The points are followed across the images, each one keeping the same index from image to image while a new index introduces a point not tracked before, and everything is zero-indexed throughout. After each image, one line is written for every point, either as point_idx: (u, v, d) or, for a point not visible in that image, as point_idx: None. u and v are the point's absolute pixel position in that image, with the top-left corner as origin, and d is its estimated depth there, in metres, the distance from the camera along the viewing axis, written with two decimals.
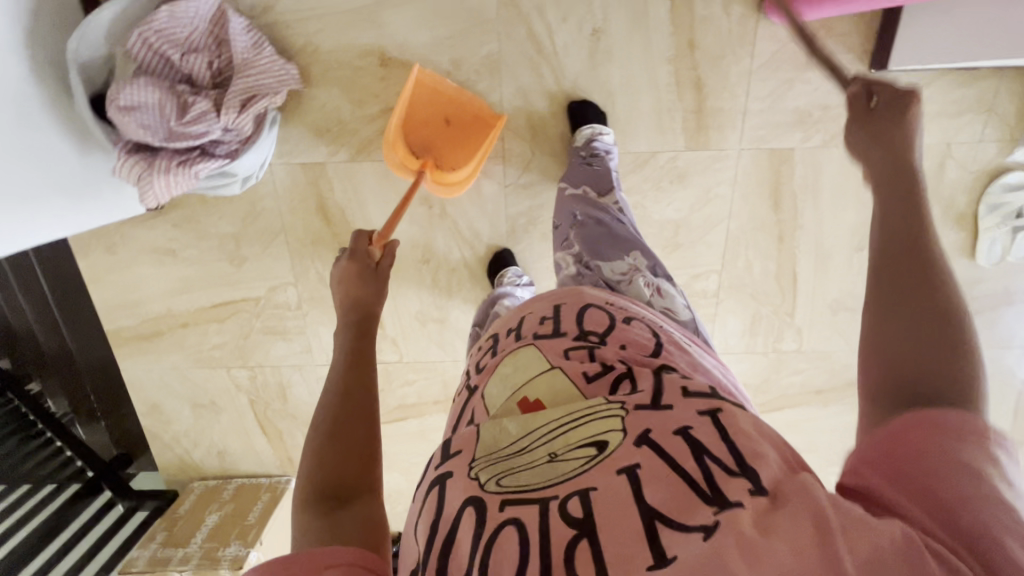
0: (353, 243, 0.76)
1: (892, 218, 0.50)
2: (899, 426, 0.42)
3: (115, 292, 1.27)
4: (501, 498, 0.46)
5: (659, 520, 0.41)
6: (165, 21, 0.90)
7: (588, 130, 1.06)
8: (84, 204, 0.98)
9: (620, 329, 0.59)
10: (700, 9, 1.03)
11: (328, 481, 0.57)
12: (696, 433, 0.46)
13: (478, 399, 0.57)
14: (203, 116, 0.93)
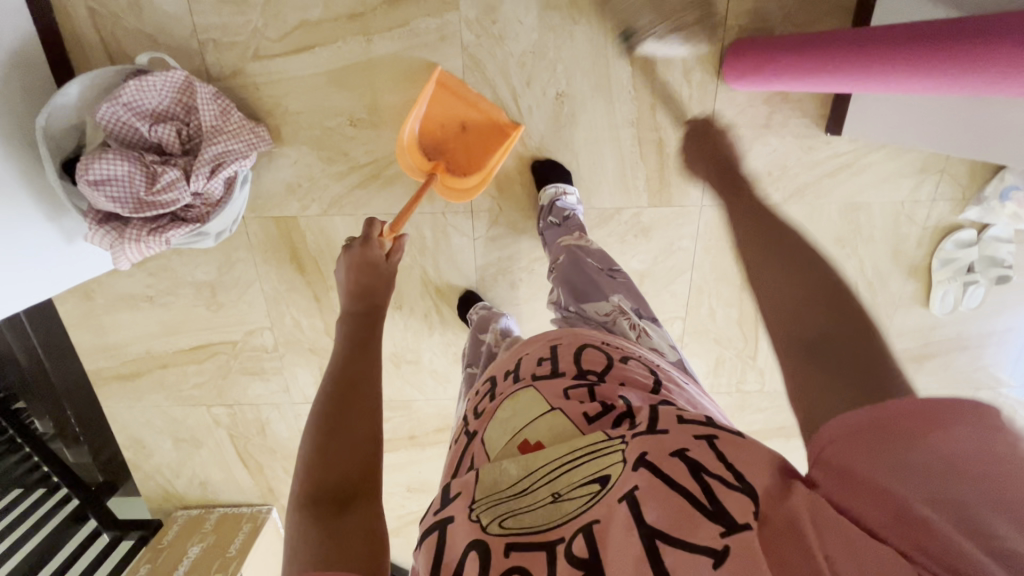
0: (366, 231, 0.82)
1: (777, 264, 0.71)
2: (856, 425, 0.44)
3: (95, 335, 1.31)
4: (505, 543, 0.46)
5: (663, 543, 0.41)
6: (132, 95, 0.92)
7: (553, 189, 1.08)
8: (52, 266, 1.00)
9: (619, 367, 0.60)
10: (662, 74, 1.05)
11: (327, 480, 0.54)
12: (694, 455, 0.46)
13: (478, 445, 0.57)
14: (173, 185, 0.95)
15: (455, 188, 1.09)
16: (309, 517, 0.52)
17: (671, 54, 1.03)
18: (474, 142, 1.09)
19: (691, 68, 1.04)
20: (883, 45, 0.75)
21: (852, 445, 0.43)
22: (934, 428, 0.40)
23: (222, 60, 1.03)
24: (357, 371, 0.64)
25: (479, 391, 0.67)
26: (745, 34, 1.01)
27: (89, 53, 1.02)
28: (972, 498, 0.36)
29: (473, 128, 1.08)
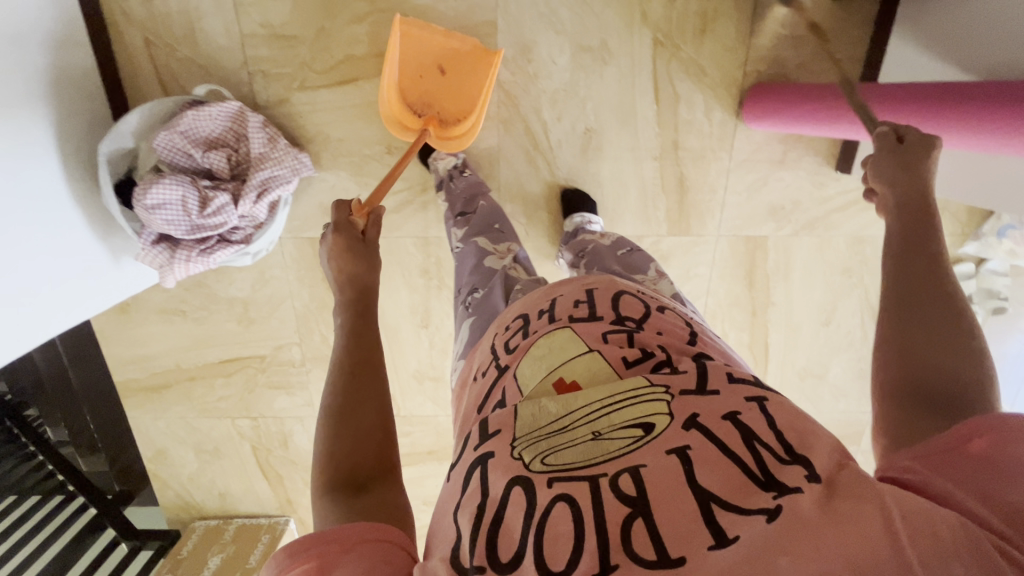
0: (335, 215, 0.70)
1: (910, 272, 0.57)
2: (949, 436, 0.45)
3: (127, 348, 1.34)
4: (547, 476, 0.47)
5: (716, 504, 0.42)
6: (190, 124, 0.97)
7: (578, 219, 1.11)
8: (100, 282, 1.05)
9: (656, 318, 0.61)
10: (684, 113, 1.11)
11: (348, 465, 0.56)
12: (745, 420, 0.47)
13: (510, 378, 0.57)
14: (223, 209, 1.00)
15: (451, 137, 1.08)
16: (334, 503, 0.54)
17: (693, 95, 1.10)
18: (456, 82, 1.08)
19: (712, 108, 1.11)
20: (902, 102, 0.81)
21: (954, 455, 0.44)
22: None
23: (269, 90, 1.08)
24: (358, 360, 0.64)
25: (508, 325, 0.65)
26: (763, 79, 1.08)
27: (142, 79, 1.06)
28: None
29: (452, 69, 1.06)
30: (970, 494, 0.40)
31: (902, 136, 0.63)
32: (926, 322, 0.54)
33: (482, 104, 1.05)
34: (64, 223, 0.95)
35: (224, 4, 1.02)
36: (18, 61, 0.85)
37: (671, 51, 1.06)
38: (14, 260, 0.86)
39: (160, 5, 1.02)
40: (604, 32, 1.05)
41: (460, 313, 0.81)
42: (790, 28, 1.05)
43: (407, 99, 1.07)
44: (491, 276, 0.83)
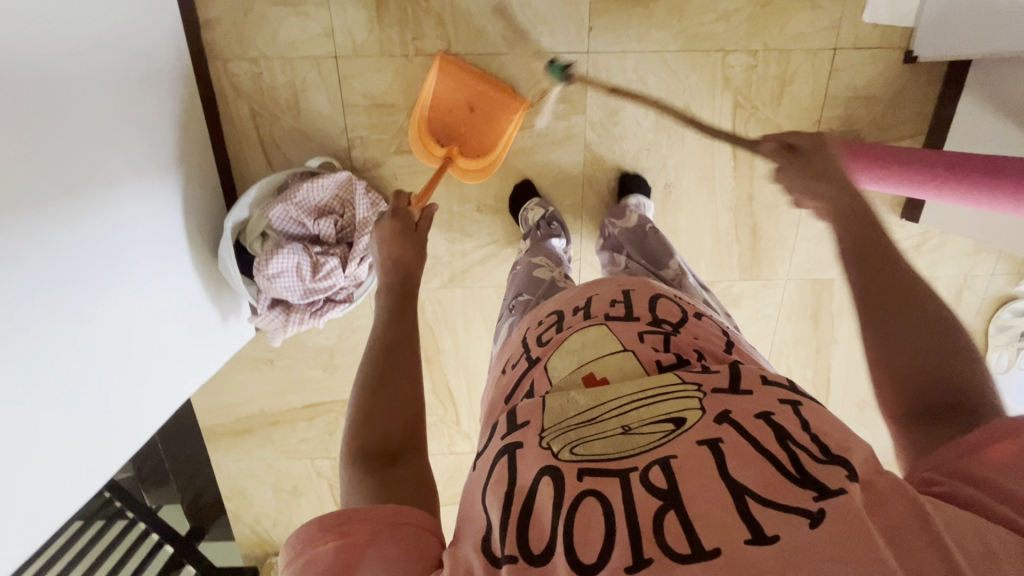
0: (394, 204, 0.80)
1: (875, 269, 0.58)
2: (962, 445, 0.45)
3: (216, 395, 1.40)
4: (579, 468, 0.45)
5: (750, 497, 0.41)
6: (303, 195, 1.02)
7: (636, 202, 1.09)
8: (214, 343, 1.10)
9: (693, 323, 0.60)
10: (760, 169, 1.17)
11: (376, 438, 0.53)
12: (778, 419, 0.46)
13: (540, 370, 0.58)
14: (333, 273, 1.04)
15: (470, 169, 1.10)
16: (361, 472, 0.51)
17: None
18: (480, 120, 1.10)
19: None
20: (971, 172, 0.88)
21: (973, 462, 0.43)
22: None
23: (366, 153, 1.13)
24: (395, 343, 0.61)
25: (543, 320, 0.66)
26: (836, 136, 1.14)
27: (246, 146, 1.11)
28: None
29: (481, 107, 1.09)
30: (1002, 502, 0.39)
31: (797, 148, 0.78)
32: (909, 320, 0.54)
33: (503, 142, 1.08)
34: (184, 289, 1.01)
35: (328, 77, 1.07)
36: (149, 143, 0.92)
37: (750, 111, 1.12)
38: (143, 330, 0.90)
39: (267, 79, 1.07)
40: (687, 96, 1.11)
41: (504, 317, 0.83)
42: (862, 90, 1.11)
43: (431, 126, 1.09)
44: (540, 285, 0.84)
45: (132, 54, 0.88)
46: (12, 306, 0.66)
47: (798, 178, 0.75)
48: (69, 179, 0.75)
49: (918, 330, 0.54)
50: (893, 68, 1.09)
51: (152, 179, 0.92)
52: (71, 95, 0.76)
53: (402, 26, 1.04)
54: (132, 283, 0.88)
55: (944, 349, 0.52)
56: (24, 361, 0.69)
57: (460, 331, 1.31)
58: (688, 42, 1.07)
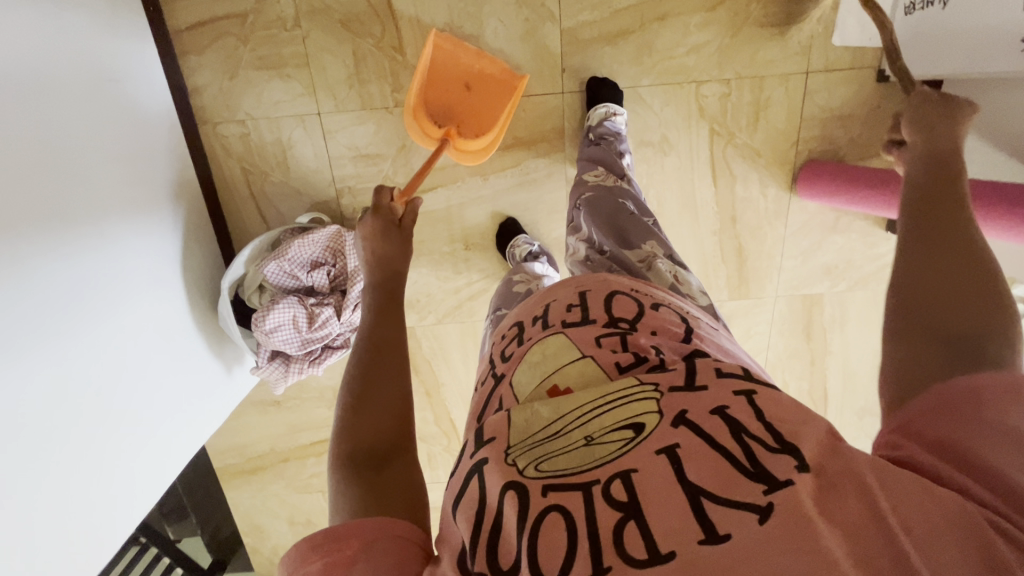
0: (376, 199, 0.71)
1: (927, 217, 0.54)
2: (943, 398, 0.43)
3: (229, 437, 1.45)
4: (543, 484, 0.43)
5: (705, 497, 0.39)
6: (295, 250, 1.07)
7: (604, 109, 1.05)
8: (219, 396, 1.15)
9: (650, 316, 0.57)
10: (741, 192, 1.19)
11: (364, 443, 0.55)
12: (733, 413, 0.43)
13: (506, 387, 0.55)
14: (328, 321, 1.09)
15: (466, 151, 1.07)
16: (349, 479, 0.53)
17: (749, 175, 1.17)
18: (480, 100, 1.07)
19: (767, 184, 1.18)
20: (980, 198, 0.87)
21: (943, 417, 0.42)
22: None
23: (354, 201, 1.16)
24: (384, 343, 0.63)
25: (506, 334, 0.63)
26: (815, 156, 1.15)
27: (238, 201, 1.16)
28: None
29: (478, 86, 1.07)
30: (966, 469, 0.39)
31: (943, 94, 0.63)
32: (944, 266, 0.50)
33: (502, 122, 1.06)
34: (189, 344, 1.05)
35: (313, 131, 1.11)
36: (148, 206, 0.96)
37: (727, 138, 1.14)
38: (148, 379, 0.94)
39: (255, 138, 1.11)
40: (663, 128, 1.13)
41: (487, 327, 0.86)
42: (838, 110, 1.12)
43: (427, 108, 1.06)
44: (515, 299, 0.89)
45: (129, 120, 0.93)
46: (33, 382, 0.72)
47: (909, 131, 0.63)
48: (77, 265, 0.80)
49: (945, 276, 0.50)
50: (867, 88, 1.10)
51: (153, 240, 0.97)
52: (75, 185, 0.81)
53: (379, 79, 1.07)
54: (137, 334, 0.92)
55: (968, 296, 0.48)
56: (31, 417, 0.72)
57: (457, 363, 1.34)
58: (661, 76, 1.09)
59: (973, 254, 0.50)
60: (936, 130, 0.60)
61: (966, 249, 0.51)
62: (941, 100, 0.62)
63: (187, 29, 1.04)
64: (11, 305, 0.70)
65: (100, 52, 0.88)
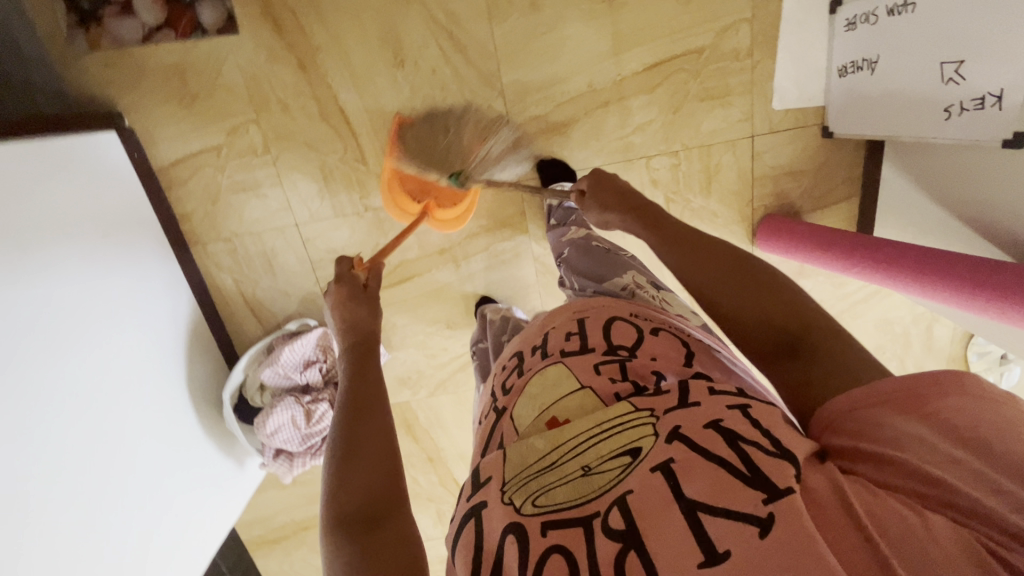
0: (337, 270, 0.81)
1: (725, 274, 0.71)
2: (839, 409, 0.53)
3: (253, 510, 1.56)
4: (541, 521, 0.48)
5: (703, 511, 0.44)
6: (286, 356, 1.16)
7: (558, 190, 1.10)
8: (232, 489, 1.25)
9: (648, 341, 0.63)
10: None
11: (355, 504, 0.57)
12: (727, 425, 0.49)
13: (507, 422, 0.60)
14: (325, 416, 1.18)
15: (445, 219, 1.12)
16: (348, 543, 0.55)
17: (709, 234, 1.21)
18: (449, 169, 1.09)
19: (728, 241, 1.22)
20: (921, 265, 0.89)
21: (865, 426, 0.50)
22: (920, 402, 0.48)
23: None
24: (361, 404, 0.64)
25: (506, 369, 0.69)
26: (772, 211, 1.19)
27: (234, 307, 1.25)
28: (966, 460, 0.42)
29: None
30: (902, 476, 0.44)
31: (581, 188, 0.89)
32: (759, 298, 0.68)
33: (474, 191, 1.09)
34: (196, 444, 1.15)
35: (293, 240, 1.19)
36: (153, 325, 1.08)
37: (682, 203, 1.18)
38: (139, 432, 1.00)
39: (242, 251, 1.20)
40: None
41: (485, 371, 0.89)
42: (788, 167, 1.16)
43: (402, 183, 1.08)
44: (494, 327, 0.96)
45: (127, 259, 1.04)
46: (61, 527, 0.82)
47: (595, 212, 0.88)
48: (85, 407, 0.89)
49: (766, 307, 0.67)
50: (812, 146, 1.14)
51: (158, 359, 1.08)
52: (77, 336, 0.90)
53: (349, 190, 1.15)
54: (126, 381, 0.99)
55: (790, 313, 0.66)
56: (61, 557, 0.81)
57: (453, 429, 1.42)
58: (611, 156, 1.14)
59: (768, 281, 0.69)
60: (607, 202, 0.86)
61: (768, 282, 0.69)
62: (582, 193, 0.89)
63: (170, 164, 1.13)
64: (35, 464, 0.79)
65: (89, 204, 0.97)
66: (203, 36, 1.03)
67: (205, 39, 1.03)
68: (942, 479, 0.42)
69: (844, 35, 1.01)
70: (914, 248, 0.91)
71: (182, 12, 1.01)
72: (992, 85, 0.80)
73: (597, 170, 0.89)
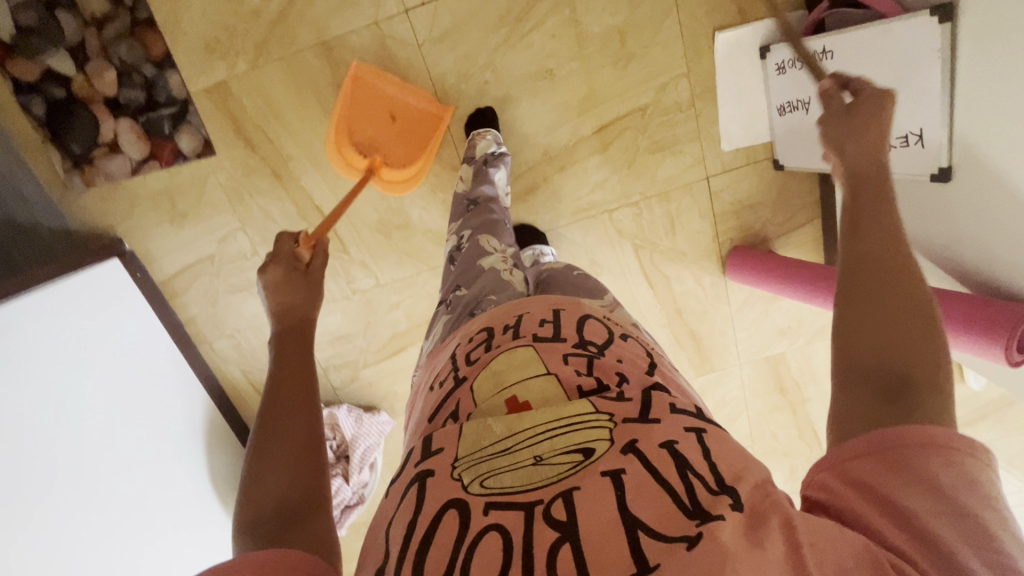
0: (277, 246, 0.72)
1: (867, 240, 0.55)
2: (877, 433, 0.42)
3: None
4: (485, 501, 0.45)
5: (642, 531, 0.41)
6: None
7: (531, 251, 1.11)
8: None
9: (618, 345, 0.60)
10: (677, 288, 1.28)
11: (270, 498, 0.51)
12: (680, 447, 0.46)
13: (466, 391, 0.56)
14: (339, 489, 1.26)
15: (394, 182, 1.10)
16: (253, 546, 0.48)
17: (681, 272, 1.26)
18: (405, 131, 1.10)
19: (700, 274, 1.27)
20: None
21: (888, 453, 0.41)
22: (952, 448, 0.40)
23: (341, 374, 1.33)
24: (295, 380, 0.60)
25: (472, 335, 0.64)
26: (738, 242, 1.24)
27: (245, 394, 1.34)
28: (980, 521, 0.37)
29: (404, 116, 1.09)
30: (895, 525, 0.38)
31: (855, 93, 0.69)
32: (884, 281, 0.51)
33: (428, 155, 1.09)
34: (207, 523, 1.23)
35: None
36: (164, 425, 1.16)
37: (651, 247, 1.24)
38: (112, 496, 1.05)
39: (245, 344, 1.29)
40: (591, 253, 1.24)
41: (440, 311, 0.80)
42: (748, 201, 1.20)
43: (353, 137, 1.07)
44: (479, 276, 0.80)
45: (135, 373, 1.13)
46: None
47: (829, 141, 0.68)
48: (75, 534, 0.99)
49: (888, 291, 0.50)
50: (768, 181, 1.19)
51: (170, 455, 1.17)
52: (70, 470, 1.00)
53: (336, 278, 1.24)
54: (98, 453, 1.04)
55: (916, 314, 0.48)
56: None
57: None
58: (575, 214, 1.20)
59: (909, 269, 0.52)
60: (842, 134, 0.66)
61: (906, 270, 0.51)
62: (851, 97, 0.69)
63: (170, 275, 1.22)
64: None
65: (93, 333, 1.06)
66: (185, 161, 1.12)
67: (187, 163, 1.12)
68: (929, 531, 0.37)
69: (777, 78, 1.05)
70: None
71: (162, 144, 1.10)
72: (913, 124, 0.84)
73: (888, 91, 0.66)
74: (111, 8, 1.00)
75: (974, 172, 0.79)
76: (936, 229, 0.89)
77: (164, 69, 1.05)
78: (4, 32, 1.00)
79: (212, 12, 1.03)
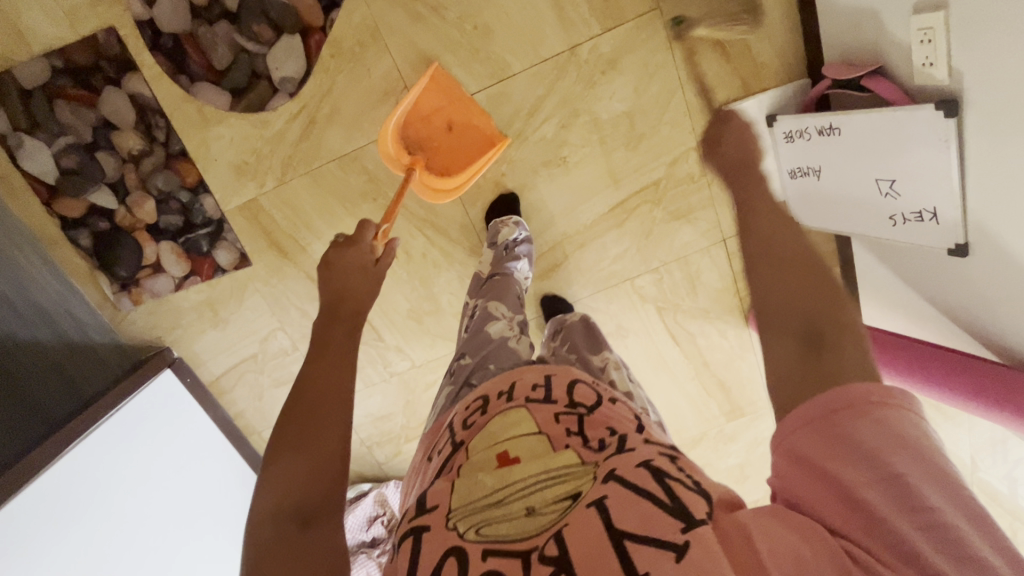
0: (358, 230, 0.78)
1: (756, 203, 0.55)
2: (813, 405, 0.42)
3: None
4: (483, 549, 0.45)
5: (628, 539, 0.42)
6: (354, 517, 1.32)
7: None
8: None
9: (608, 407, 0.57)
10: (702, 342, 1.31)
11: (292, 500, 0.51)
12: (656, 464, 0.47)
13: (462, 455, 0.55)
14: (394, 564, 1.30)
15: (434, 188, 1.09)
16: (273, 551, 0.49)
17: (705, 328, 1.29)
18: (457, 143, 1.08)
19: (724, 329, 1.30)
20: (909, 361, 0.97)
21: (822, 422, 0.41)
22: (876, 404, 0.40)
23: (384, 449, 1.39)
24: (314, 380, 0.58)
25: (467, 403, 0.63)
26: None
27: None
28: (910, 481, 0.37)
29: (460, 127, 1.08)
30: (837, 501, 0.38)
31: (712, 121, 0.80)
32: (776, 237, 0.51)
33: (473, 173, 1.08)
34: None
35: None
36: (227, 519, 1.24)
37: (673, 308, 1.27)
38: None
39: None
40: (616, 319, 1.28)
41: (443, 382, 0.77)
42: None
43: (405, 134, 1.07)
44: (483, 344, 0.78)
45: (198, 466, 1.22)
46: None
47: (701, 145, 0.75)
48: None
49: (780, 247, 0.51)
50: None
51: (236, 550, 1.24)
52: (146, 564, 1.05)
53: (372, 363, 1.29)
54: (165, 548, 1.10)
55: (808, 264, 0.49)
56: None
57: None
58: (598, 285, 1.24)
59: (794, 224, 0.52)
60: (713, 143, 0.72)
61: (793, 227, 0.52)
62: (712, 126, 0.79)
63: (217, 375, 1.28)
64: None
65: (154, 439, 1.13)
66: (224, 274, 1.18)
67: (225, 275, 1.18)
68: (862, 500, 0.37)
69: (786, 145, 1.07)
70: (899, 342, 1.00)
71: (201, 260, 1.16)
72: (927, 203, 0.86)
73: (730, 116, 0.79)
74: (145, 145, 1.06)
75: (990, 251, 0.81)
76: (955, 293, 0.92)
77: (198, 194, 1.11)
78: (48, 176, 1.06)
79: (240, 140, 1.08)
